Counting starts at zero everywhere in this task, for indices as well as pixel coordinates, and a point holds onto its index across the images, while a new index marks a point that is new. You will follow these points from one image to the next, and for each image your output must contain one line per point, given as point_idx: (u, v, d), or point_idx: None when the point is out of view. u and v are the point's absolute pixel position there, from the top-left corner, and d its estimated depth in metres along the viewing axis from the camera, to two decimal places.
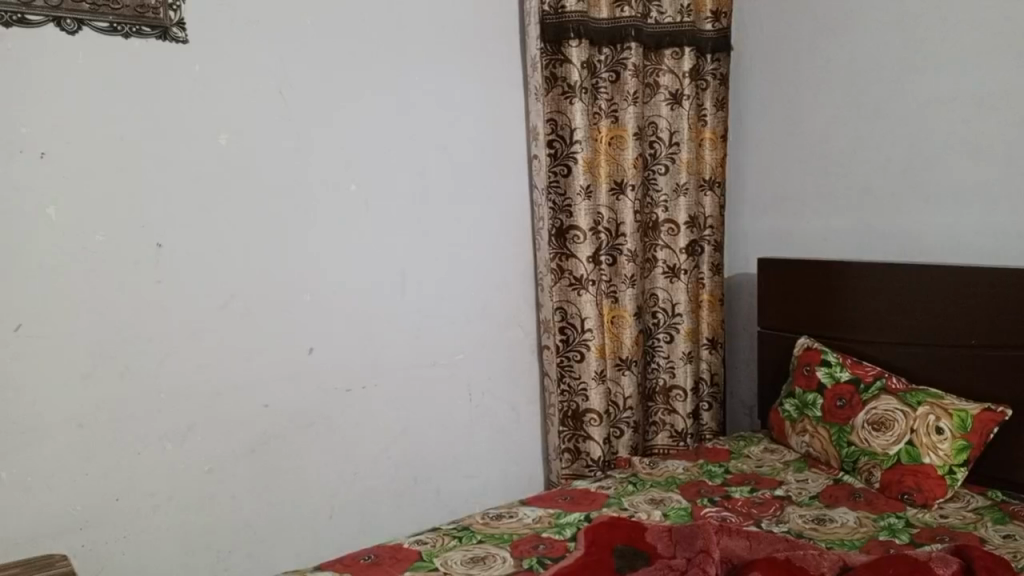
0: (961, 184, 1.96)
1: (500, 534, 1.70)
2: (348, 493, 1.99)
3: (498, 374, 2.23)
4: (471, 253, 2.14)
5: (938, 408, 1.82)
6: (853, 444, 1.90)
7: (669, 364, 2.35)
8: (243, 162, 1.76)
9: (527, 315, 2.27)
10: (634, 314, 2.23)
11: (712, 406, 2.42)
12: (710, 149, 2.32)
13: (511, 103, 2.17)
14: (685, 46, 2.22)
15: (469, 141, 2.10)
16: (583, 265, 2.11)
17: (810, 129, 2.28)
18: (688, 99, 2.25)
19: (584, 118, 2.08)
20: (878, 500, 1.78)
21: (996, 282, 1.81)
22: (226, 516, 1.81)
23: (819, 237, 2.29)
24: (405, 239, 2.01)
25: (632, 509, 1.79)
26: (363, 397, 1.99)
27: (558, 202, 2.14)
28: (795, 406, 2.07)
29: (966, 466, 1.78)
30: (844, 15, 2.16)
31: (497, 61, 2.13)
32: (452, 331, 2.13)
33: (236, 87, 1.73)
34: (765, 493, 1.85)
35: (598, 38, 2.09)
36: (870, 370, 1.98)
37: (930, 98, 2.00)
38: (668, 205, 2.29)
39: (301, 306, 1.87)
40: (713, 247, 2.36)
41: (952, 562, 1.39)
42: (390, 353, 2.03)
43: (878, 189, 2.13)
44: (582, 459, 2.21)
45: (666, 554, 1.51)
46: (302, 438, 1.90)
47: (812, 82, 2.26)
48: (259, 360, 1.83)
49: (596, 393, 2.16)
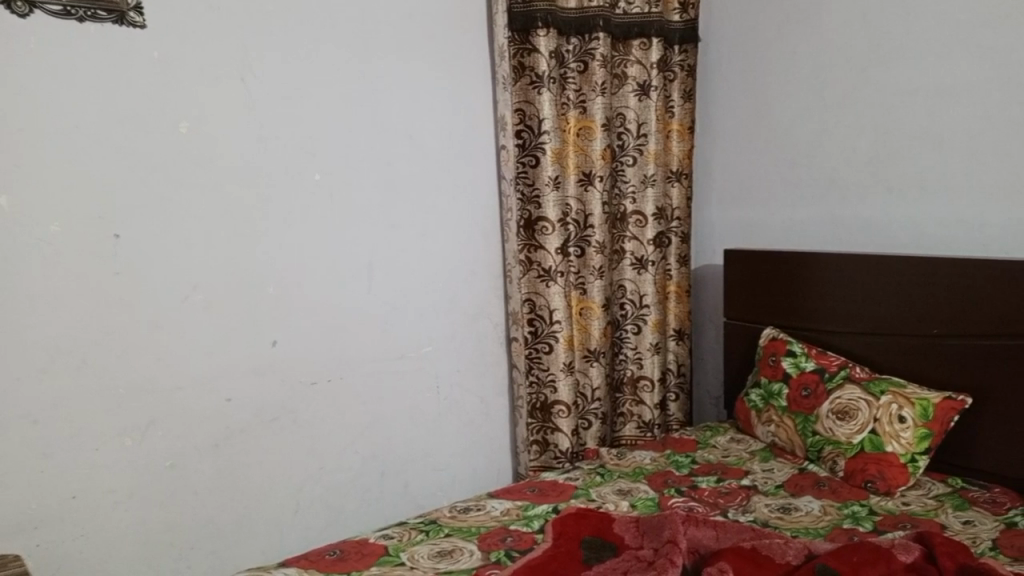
0: (924, 175, 1.98)
1: (468, 527, 1.69)
2: (315, 488, 1.96)
3: (466, 368, 2.21)
4: (439, 245, 2.12)
5: (900, 396, 1.84)
6: (818, 433, 1.92)
7: (637, 355, 2.35)
8: (203, 151, 1.72)
9: (496, 307, 2.26)
10: (603, 305, 2.23)
11: (679, 396, 2.44)
12: (677, 140, 2.33)
13: (479, 94, 2.16)
14: (653, 37, 2.21)
15: (437, 132, 2.08)
16: (552, 257, 2.11)
17: (778, 121, 2.29)
18: (656, 90, 2.25)
19: (552, 109, 2.06)
20: (843, 489, 1.80)
21: (957, 273, 1.82)
22: (188, 513, 1.77)
23: (785, 229, 2.31)
24: (370, 230, 1.99)
25: (600, 500, 1.79)
26: (329, 391, 1.96)
27: (526, 192, 2.12)
28: (761, 396, 2.09)
29: (928, 454, 1.80)
30: (810, 8, 2.17)
31: (464, 51, 2.11)
32: (420, 323, 2.11)
33: (196, 75, 1.69)
34: (732, 483, 1.87)
35: (566, 28, 2.07)
36: (835, 359, 2.00)
37: (893, 91, 2.02)
38: (636, 196, 2.29)
39: (265, 297, 1.84)
40: (680, 239, 2.37)
41: (914, 548, 1.41)
42: (357, 346, 2.00)
43: (843, 181, 2.15)
44: (550, 451, 2.20)
45: (634, 545, 1.51)
46: (267, 433, 1.87)
47: (779, 74, 2.27)
48: (222, 354, 1.79)
49: (565, 384, 2.16)
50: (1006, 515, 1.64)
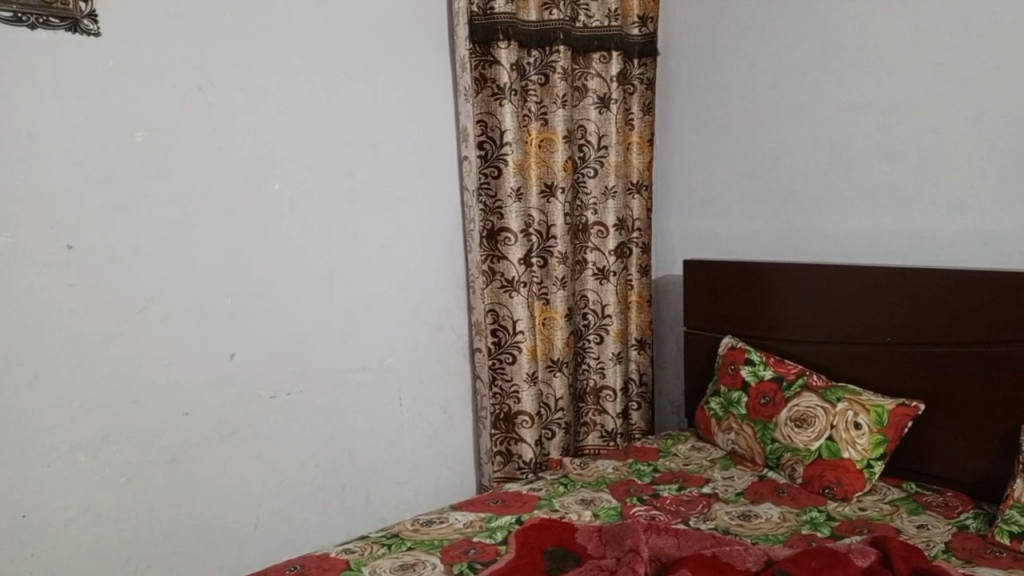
0: (877, 187, 2.03)
1: (431, 540, 1.68)
2: (275, 502, 1.93)
3: (429, 379, 2.20)
4: (401, 255, 2.11)
5: (856, 403, 1.87)
6: (777, 440, 1.95)
7: (600, 365, 2.37)
8: (160, 161, 1.69)
9: (458, 318, 2.25)
10: (565, 315, 2.24)
11: (641, 405, 2.46)
12: (637, 152, 2.36)
13: (441, 105, 2.16)
14: (613, 51, 2.24)
15: (398, 143, 2.08)
16: (515, 267, 2.11)
17: (735, 134, 2.33)
18: (616, 102, 2.28)
19: (514, 121, 2.07)
20: (801, 495, 1.83)
21: (910, 283, 1.86)
22: (144, 529, 1.73)
23: (743, 239, 2.35)
24: (331, 240, 1.97)
25: (563, 510, 1.79)
26: (288, 404, 1.93)
27: (489, 203, 2.12)
28: (721, 404, 2.12)
29: (883, 459, 1.83)
30: (765, 25, 2.22)
31: (426, 62, 2.11)
32: (382, 335, 2.10)
33: (153, 83, 1.66)
34: (693, 491, 1.88)
35: (528, 40, 2.09)
36: (793, 367, 2.03)
37: (847, 105, 2.07)
38: (597, 207, 2.31)
39: (223, 309, 1.81)
40: (641, 249, 2.39)
41: (870, 552, 1.44)
42: (317, 358, 1.98)
43: (799, 193, 2.20)
44: (513, 462, 2.20)
45: (597, 554, 1.51)
46: (225, 447, 1.84)
47: (737, 88, 2.31)
48: (180, 366, 1.76)
49: (528, 394, 2.16)
50: (958, 518, 1.68)
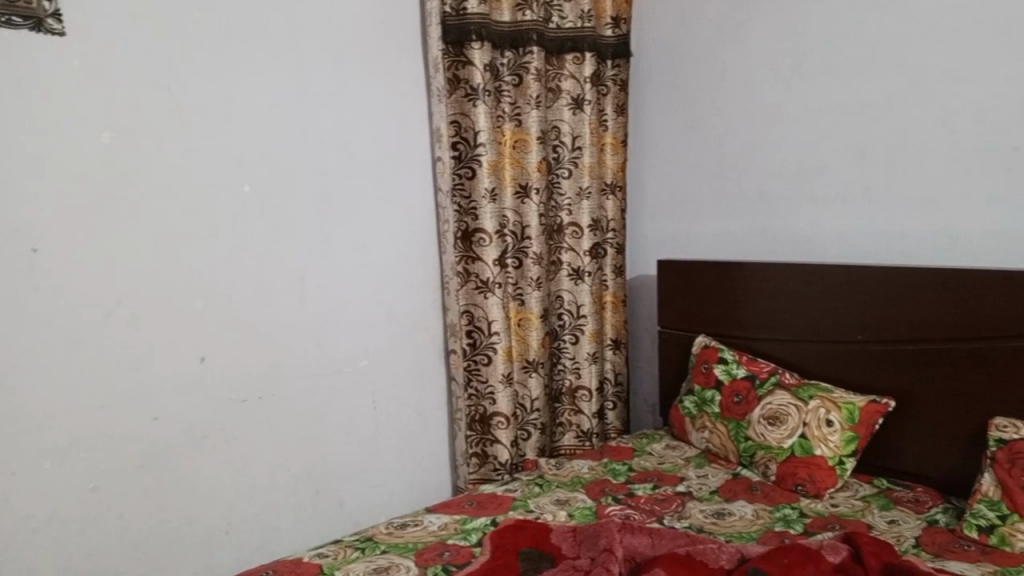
0: (847, 187, 2.06)
1: (405, 543, 1.66)
2: (247, 507, 1.91)
3: (404, 381, 2.19)
4: (374, 257, 2.10)
5: (828, 401, 1.89)
6: (750, 438, 1.96)
7: (575, 365, 2.37)
8: (127, 162, 1.66)
9: (433, 320, 2.24)
10: (540, 316, 2.24)
11: (616, 405, 2.47)
12: (611, 153, 2.36)
13: (414, 107, 2.15)
14: (586, 52, 2.24)
15: (371, 144, 2.07)
16: (489, 268, 2.10)
17: (707, 136, 2.35)
18: (590, 103, 2.28)
19: (488, 121, 2.07)
20: (774, 493, 1.84)
21: (880, 282, 1.88)
22: (113, 536, 1.70)
23: (717, 239, 2.37)
24: (303, 242, 1.95)
25: (538, 511, 1.79)
26: (261, 408, 1.92)
27: (463, 204, 2.11)
28: (694, 403, 2.13)
29: (855, 456, 1.84)
30: (737, 26, 2.24)
31: (398, 63, 2.11)
32: (355, 337, 2.08)
33: (120, 84, 1.64)
34: (668, 489, 1.89)
35: (501, 41, 2.08)
36: (765, 366, 2.05)
37: (817, 106, 2.09)
38: (572, 208, 2.31)
39: (192, 312, 1.79)
40: (616, 249, 2.40)
41: (841, 548, 1.45)
42: (289, 361, 1.96)
43: (771, 193, 2.22)
44: (489, 463, 2.19)
45: (572, 555, 1.51)
46: (196, 452, 1.81)
47: (709, 89, 2.33)
48: (149, 370, 1.73)
49: (503, 396, 2.15)
50: (928, 513, 1.70)
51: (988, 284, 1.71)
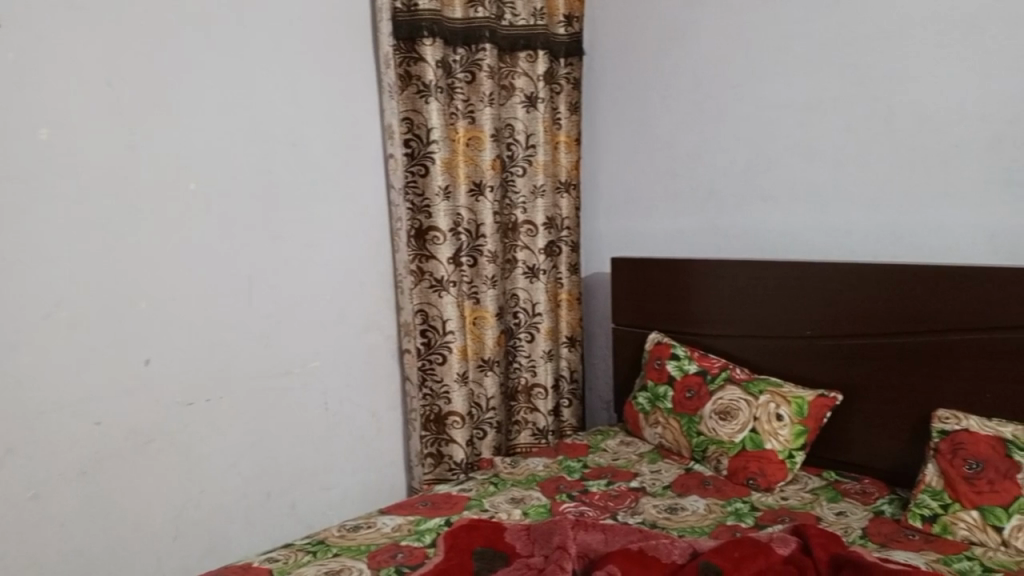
0: (795, 185, 2.09)
1: (357, 545, 1.64)
2: (194, 512, 1.86)
3: (357, 381, 2.17)
4: (325, 256, 2.07)
5: (778, 395, 1.92)
6: (702, 433, 1.98)
7: (531, 363, 2.37)
8: (65, 159, 1.61)
9: (386, 319, 2.22)
10: (496, 314, 2.24)
11: (572, 402, 2.48)
12: (565, 152, 2.37)
13: (365, 103, 2.12)
14: (539, 50, 2.24)
15: (321, 141, 2.04)
16: (444, 267, 2.09)
17: (660, 134, 2.37)
18: (543, 102, 2.28)
19: (441, 118, 2.05)
20: (726, 487, 1.86)
21: (827, 278, 1.92)
22: (53, 546, 1.64)
23: (669, 237, 2.39)
24: (251, 241, 1.92)
25: (493, 510, 1.78)
26: (208, 410, 1.87)
27: (416, 202, 2.09)
28: (648, 399, 2.15)
29: (804, 449, 1.87)
30: (688, 25, 2.26)
31: (349, 58, 2.08)
32: (306, 337, 2.05)
33: (56, 78, 1.58)
34: (622, 485, 1.90)
35: (453, 38, 2.07)
36: (716, 361, 2.08)
37: (766, 104, 2.12)
38: (526, 206, 2.31)
39: (135, 313, 1.74)
40: (571, 247, 2.41)
41: (791, 540, 1.47)
42: (238, 362, 1.92)
43: (721, 190, 2.24)
44: (444, 463, 2.18)
45: (525, 553, 1.51)
46: (141, 457, 1.76)
47: (661, 88, 2.35)
48: (90, 374, 1.68)
49: (458, 395, 2.14)
50: (874, 504, 1.73)
51: (931, 279, 1.75)
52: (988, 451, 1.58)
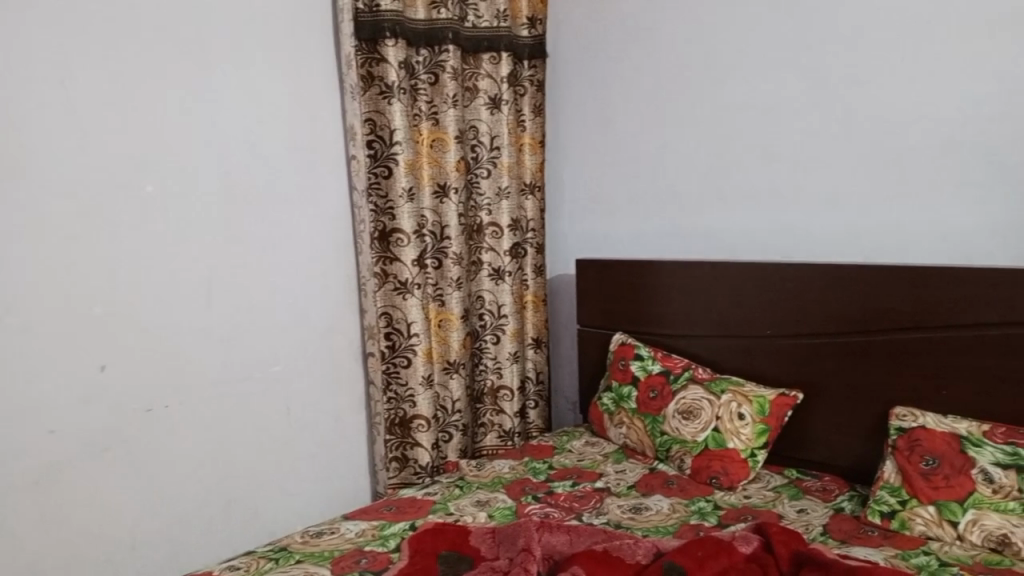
0: (755, 187, 2.11)
1: (321, 551, 1.62)
2: (153, 521, 1.83)
3: (319, 385, 2.14)
4: (287, 259, 2.05)
5: (739, 395, 1.94)
6: (666, 433, 1.99)
7: (496, 365, 2.37)
8: (16, 161, 1.56)
9: (350, 322, 2.20)
10: (461, 316, 2.23)
11: (537, 404, 2.49)
12: (530, 154, 2.38)
13: (326, 104, 2.10)
14: (502, 51, 2.25)
15: (282, 142, 2.01)
16: (408, 269, 2.07)
17: (623, 136, 2.38)
18: (507, 104, 2.28)
19: (404, 120, 2.04)
20: (690, 486, 1.87)
21: (787, 279, 1.94)
22: (5, 559, 1.59)
23: (633, 238, 2.40)
24: (210, 244, 1.88)
25: (458, 513, 1.77)
26: (167, 417, 1.84)
27: (379, 204, 2.07)
28: (612, 399, 2.16)
29: (765, 448, 1.90)
30: (650, 28, 2.28)
31: (310, 59, 2.06)
32: (267, 341, 2.03)
33: (6, 77, 1.54)
34: (587, 486, 1.90)
35: (415, 39, 2.06)
36: (679, 361, 2.10)
37: (726, 107, 2.15)
38: (491, 208, 2.30)
39: (90, 319, 1.69)
40: (536, 249, 2.41)
41: (753, 538, 1.48)
42: (197, 367, 1.88)
43: (683, 192, 2.27)
44: (410, 467, 2.16)
45: (490, 556, 1.50)
46: (97, 466, 1.72)
47: (624, 90, 2.37)
48: (43, 381, 1.63)
49: (424, 398, 2.13)
50: (834, 501, 1.76)
51: (887, 278, 1.78)
52: (944, 447, 1.61)
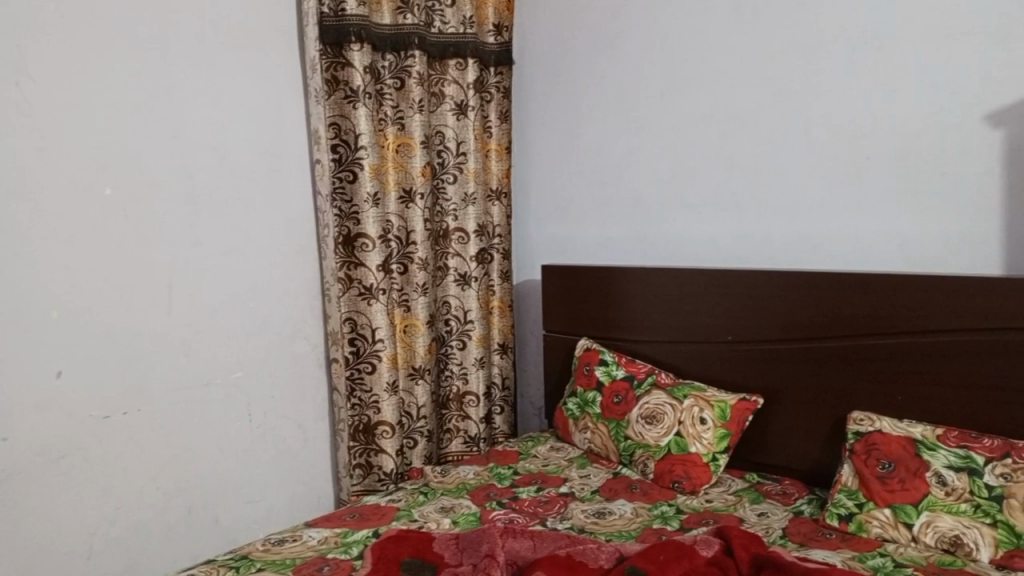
0: (717, 194, 2.14)
1: (282, 559, 1.60)
2: (111, 530, 1.79)
3: (282, 391, 2.12)
4: (249, 264, 2.03)
5: (701, 399, 1.96)
6: (629, 438, 2.01)
7: (462, 371, 2.37)
8: None
9: (314, 328, 2.19)
10: (427, 322, 2.22)
11: (503, 409, 2.49)
12: (496, 160, 2.38)
13: (291, 107, 2.09)
14: (468, 58, 2.26)
15: (245, 146, 2.00)
16: (373, 274, 2.07)
17: (589, 143, 2.41)
18: (473, 109, 2.29)
19: (369, 124, 2.03)
20: (653, 490, 1.89)
21: (748, 285, 1.98)
22: None
23: (598, 245, 2.42)
24: (170, 248, 1.86)
25: (422, 520, 1.76)
26: (126, 424, 1.80)
27: (344, 208, 2.06)
28: (577, 405, 2.18)
29: (727, 452, 1.92)
30: (616, 36, 2.30)
31: (274, 62, 2.04)
32: (229, 347, 2.00)
33: None
34: (551, 491, 1.91)
35: (381, 44, 2.06)
36: (643, 367, 2.12)
37: (689, 116, 2.18)
38: (457, 213, 2.31)
39: (46, 323, 1.66)
40: (502, 255, 2.42)
41: (714, 542, 1.49)
42: (156, 373, 1.85)
43: (647, 199, 2.29)
44: (374, 473, 2.15)
45: (453, 562, 1.50)
46: (51, 473, 1.68)
47: (589, 97, 2.39)
48: None
49: (388, 404, 2.12)
50: (794, 504, 1.79)
51: (844, 284, 1.82)
52: (899, 450, 1.65)
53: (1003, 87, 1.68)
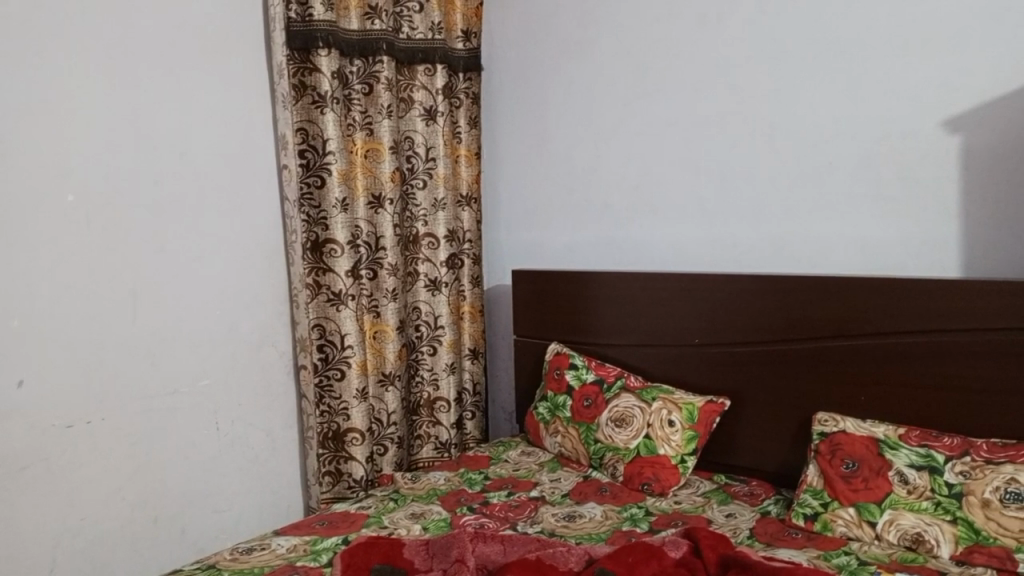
0: (684, 200, 2.17)
1: (250, 568, 1.58)
2: (75, 540, 1.76)
3: (250, 399, 2.11)
4: (216, 270, 2.01)
5: (670, 402, 1.99)
6: (599, 441, 2.02)
7: (433, 376, 2.37)
8: None
9: (283, 335, 2.18)
10: (396, 328, 2.22)
11: (475, 414, 2.49)
12: (465, 165, 2.39)
13: (258, 113, 2.08)
14: (436, 63, 2.26)
15: (212, 152, 1.98)
16: (341, 280, 2.06)
17: (557, 148, 2.42)
18: (443, 115, 2.30)
19: (337, 129, 2.02)
20: (622, 493, 1.90)
21: (714, 290, 2.00)
22: None
23: (567, 249, 2.44)
24: (135, 255, 1.84)
25: (392, 526, 1.76)
26: (90, 434, 1.78)
27: (312, 214, 2.06)
28: (548, 409, 2.19)
29: (695, 454, 1.94)
30: (583, 43, 2.32)
31: (241, 68, 2.04)
32: (196, 354, 1.98)
33: None
34: (522, 495, 1.91)
35: (348, 49, 2.06)
36: (612, 370, 2.14)
37: (655, 122, 2.21)
38: (427, 218, 2.31)
39: (6, 332, 1.63)
40: (472, 260, 2.43)
41: (682, 544, 1.51)
42: (121, 381, 1.83)
43: (615, 204, 2.31)
44: (343, 481, 2.14)
45: (424, 568, 1.49)
46: (13, 484, 1.65)
47: (557, 103, 2.41)
48: None
49: (358, 411, 2.11)
50: (761, 505, 1.81)
51: (807, 287, 1.86)
52: (863, 451, 1.68)
53: (959, 94, 1.72)
